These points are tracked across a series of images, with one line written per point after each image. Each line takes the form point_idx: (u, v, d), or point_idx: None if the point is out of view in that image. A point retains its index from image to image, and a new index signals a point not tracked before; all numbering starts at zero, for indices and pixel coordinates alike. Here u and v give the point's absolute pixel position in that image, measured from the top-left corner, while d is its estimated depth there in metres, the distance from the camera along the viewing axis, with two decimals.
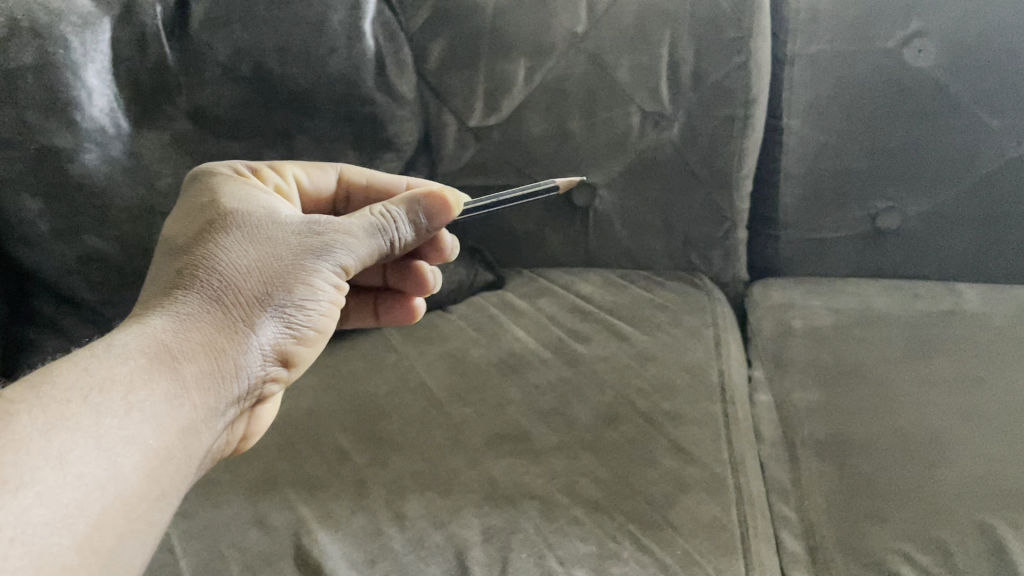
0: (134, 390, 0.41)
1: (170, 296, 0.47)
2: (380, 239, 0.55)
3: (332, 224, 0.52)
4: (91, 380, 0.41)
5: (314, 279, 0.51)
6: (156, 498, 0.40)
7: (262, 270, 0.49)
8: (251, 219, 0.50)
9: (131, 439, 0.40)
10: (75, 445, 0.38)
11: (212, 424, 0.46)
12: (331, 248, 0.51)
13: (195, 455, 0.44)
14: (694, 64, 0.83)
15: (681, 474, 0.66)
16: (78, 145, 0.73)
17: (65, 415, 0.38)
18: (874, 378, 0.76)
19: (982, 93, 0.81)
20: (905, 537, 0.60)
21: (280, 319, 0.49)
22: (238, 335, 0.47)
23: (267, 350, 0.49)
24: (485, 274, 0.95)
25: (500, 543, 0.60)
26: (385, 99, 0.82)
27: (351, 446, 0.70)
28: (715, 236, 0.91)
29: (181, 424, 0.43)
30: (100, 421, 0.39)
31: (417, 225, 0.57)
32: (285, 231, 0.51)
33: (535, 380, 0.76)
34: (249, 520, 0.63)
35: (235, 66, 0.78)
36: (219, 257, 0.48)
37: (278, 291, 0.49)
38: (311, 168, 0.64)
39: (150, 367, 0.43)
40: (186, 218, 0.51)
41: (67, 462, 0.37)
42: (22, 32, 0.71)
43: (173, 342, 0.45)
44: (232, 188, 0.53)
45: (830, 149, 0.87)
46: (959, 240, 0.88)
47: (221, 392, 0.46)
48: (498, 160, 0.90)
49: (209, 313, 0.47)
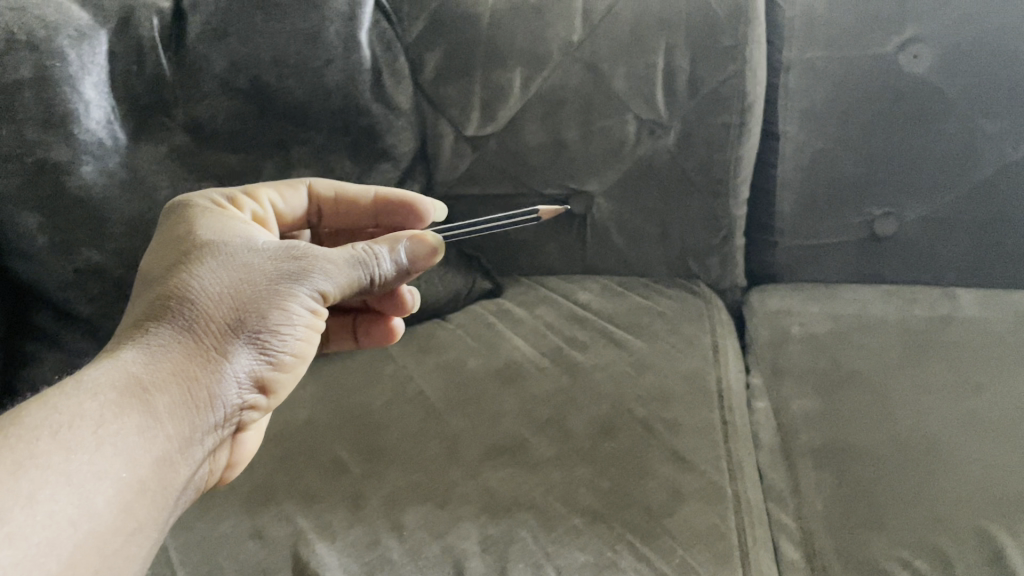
0: (105, 424, 0.42)
1: (144, 329, 0.47)
2: (361, 270, 0.54)
3: (309, 253, 0.52)
4: (61, 417, 0.41)
5: (292, 307, 0.50)
6: (130, 533, 0.41)
7: (235, 298, 0.49)
8: (225, 251, 0.51)
9: (103, 474, 0.40)
10: (44, 482, 0.38)
11: (188, 455, 0.46)
12: (308, 276, 0.51)
13: (170, 487, 0.44)
14: (689, 71, 0.83)
15: (679, 482, 0.66)
16: (76, 158, 0.73)
17: (34, 453, 0.39)
18: (872, 384, 0.76)
19: (978, 99, 0.81)
20: (904, 544, 0.60)
21: (257, 348, 0.49)
22: (212, 364, 0.47)
23: (244, 379, 0.49)
24: (484, 282, 0.94)
25: (499, 553, 0.60)
26: (382, 110, 0.83)
27: (349, 457, 0.70)
28: (712, 243, 0.91)
29: (153, 457, 0.43)
30: (71, 457, 0.40)
31: (399, 264, 0.56)
32: (260, 259, 0.51)
33: (533, 389, 0.77)
34: (247, 532, 0.63)
35: (233, 79, 0.78)
36: (192, 289, 0.48)
37: (254, 320, 0.49)
38: (283, 191, 0.65)
39: (120, 400, 0.43)
40: (162, 252, 0.52)
41: (36, 500, 0.37)
42: (19, 46, 0.71)
43: (145, 374, 0.45)
44: (208, 222, 0.53)
45: (827, 155, 0.87)
46: (957, 245, 0.88)
47: (195, 423, 0.46)
48: (494, 170, 0.90)
49: (181, 344, 0.47)
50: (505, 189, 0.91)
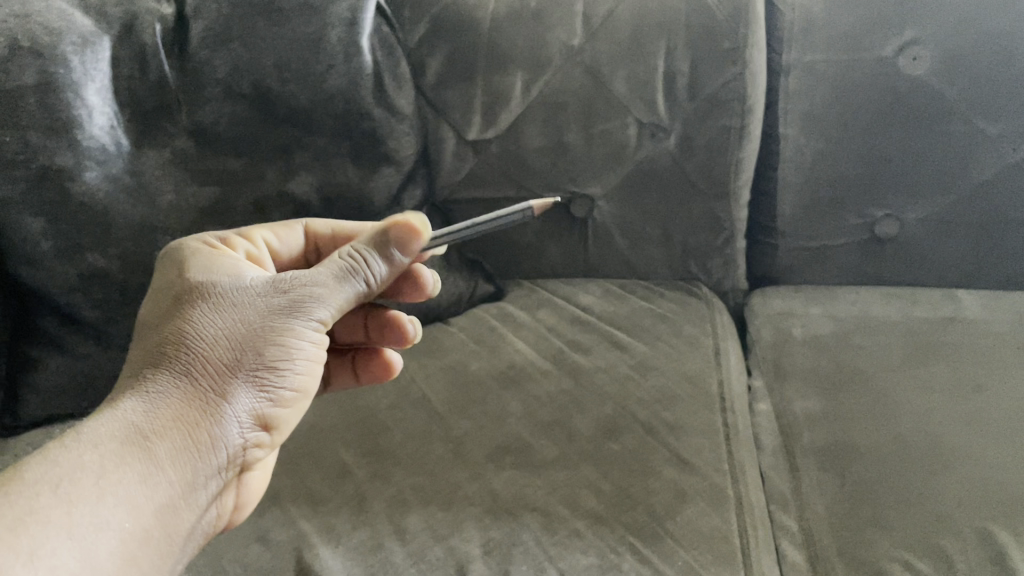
0: (104, 476, 0.42)
1: (143, 378, 0.47)
2: (353, 283, 0.53)
3: (298, 279, 0.52)
4: (60, 470, 0.41)
5: (287, 339, 0.50)
6: None
7: (230, 336, 0.48)
8: (218, 288, 0.50)
9: (104, 524, 0.41)
10: (44, 537, 0.38)
11: (191, 500, 0.46)
12: (300, 303, 0.50)
13: (177, 532, 0.45)
14: (690, 75, 0.84)
15: (682, 484, 0.66)
16: (79, 163, 0.73)
17: (34, 509, 0.39)
18: (874, 386, 0.76)
19: (977, 100, 0.81)
20: (906, 545, 0.60)
21: (256, 385, 0.49)
22: (212, 405, 0.47)
23: (246, 418, 0.49)
24: (485, 283, 0.95)
25: (501, 555, 0.60)
26: (384, 114, 0.83)
27: (352, 461, 0.70)
28: (713, 245, 0.91)
29: (156, 504, 0.44)
30: (72, 509, 0.40)
31: (390, 260, 0.55)
32: (251, 293, 0.50)
33: (535, 392, 0.77)
34: (251, 536, 0.63)
35: (235, 84, 0.78)
36: (187, 331, 0.48)
37: (250, 356, 0.49)
38: (278, 230, 0.65)
39: (119, 451, 0.43)
40: (158, 297, 0.52)
41: (37, 555, 0.38)
42: (23, 53, 0.71)
43: (143, 424, 0.45)
44: (201, 261, 0.54)
45: (827, 157, 0.87)
46: (958, 246, 0.88)
47: (197, 468, 0.46)
48: (496, 173, 0.90)
49: (180, 388, 0.47)
50: (506, 192, 0.92)
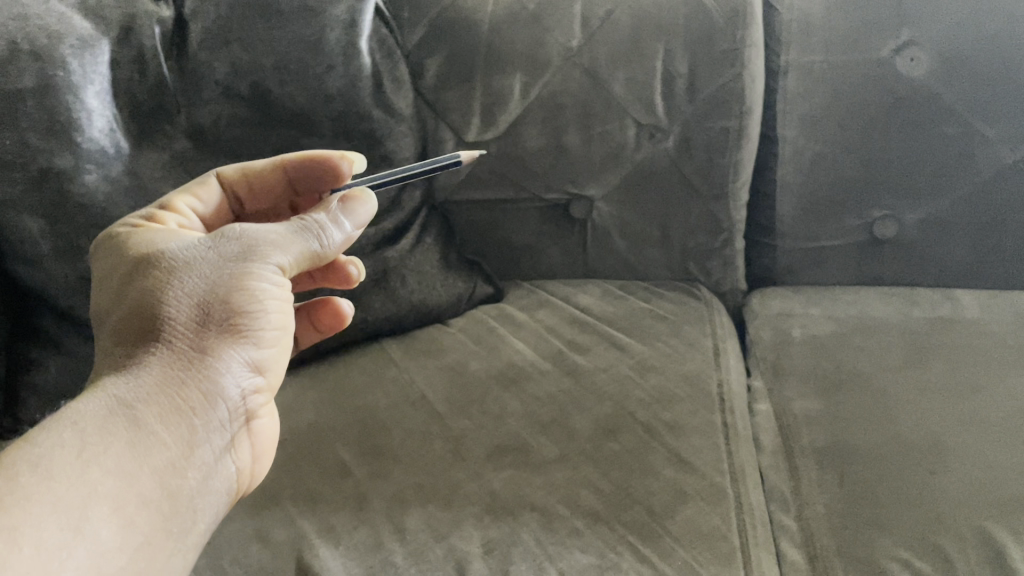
0: (85, 449, 0.41)
1: (119, 353, 0.46)
2: (306, 236, 0.52)
3: (246, 229, 0.50)
4: (37, 451, 0.40)
5: (253, 284, 0.48)
6: (137, 547, 0.40)
7: (194, 294, 0.47)
8: (165, 253, 0.49)
9: (90, 494, 0.39)
10: (26, 512, 0.37)
11: (189, 459, 0.44)
12: (251, 251, 0.49)
13: (180, 492, 0.43)
14: (688, 76, 0.84)
15: (681, 483, 0.66)
16: (78, 165, 0.74)
17: (14, 489, 0.37)
18: (873, 386, 0.76)
19: (975, 101, 0.81)
20: (905, 544, 0.60)
21: (233, 333, 0.47)
22: (192, 363, 0.46)
23: (233, 367, 0.47)
24: (484, 286, 0.94)
25: (501, 555, 0.60)
26: (381, 115, 0.83)
27: (352, 461, 0.70)
28: (712, 246, 0.91)
29: (149, 467, 0.42)
30: (53, 484, 0.38)
31: (348, 233, 0.55)
32: (203, 250, 0.49)
33: (535, 391, 0.77)
34: (250, 535, 0.63)
35: (234, 86, 0.79)
36: (148, 295, 0.47)
37: (217, 307, 0.47)
38: (197, 191, 0.62)
39: (99, 423, 0.42)
40: (108, 279, 0.50)
41: (19, 535, 0.36)
42: (22, 55, 0.72)
43: (126, 395, 0.44)
44: (145, 237, 0.52)
45: (826, 158, 0.87)
46: (957, 247, 0.88)
47: (188, 426, 0.45)
48: (496, 175, 0.91)
49: (156, 353, 0.45)
50: (507, 194, 0.92)
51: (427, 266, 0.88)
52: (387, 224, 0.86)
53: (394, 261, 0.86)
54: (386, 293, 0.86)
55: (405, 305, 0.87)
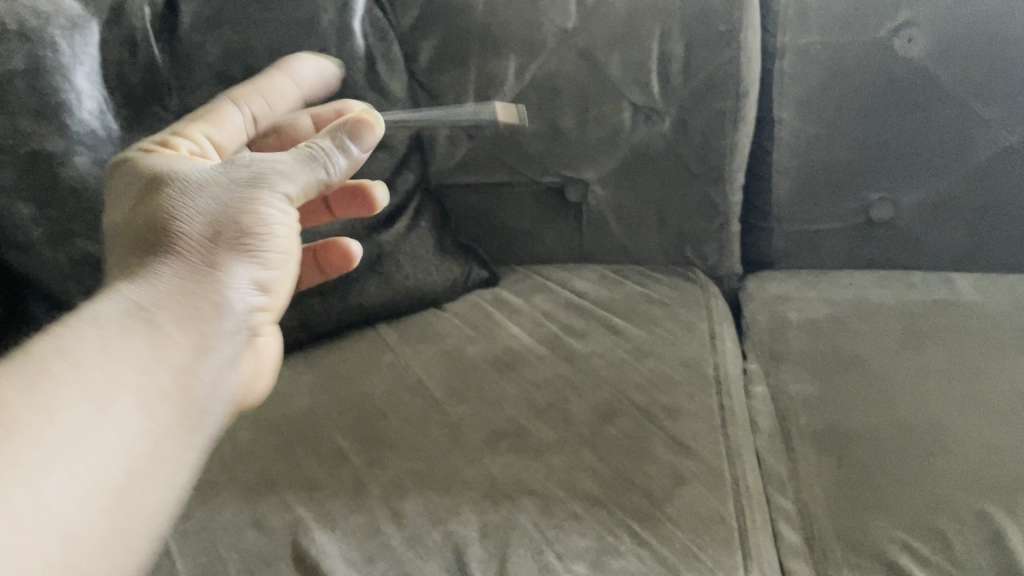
0: (110, 343, 0.40)
1: (135, 259, 0.46)
2: (312, 164, 0.52)
3: (251, 156, 0.50)
4: (61, 342, 0.39)
5: (259, 209, 0.49)
6: (159, 439, 0.40)
7: (205, 213, 0.47)
8: (176, 173, 0.49)
9: (114, 385, 0.39)
10: (50, 398, 0.37)
11: (206, 359, 0.44)
12: (257, 178, 0.50)
13: (197, 393, 0.43)
14: (684, 58, 0.83)
15: (679, 467, 0.66)
16: (69, 148, 0.73)
17: (38, 374, 0.37)
18: (870, 369, 0.76)
19: (972, 83, 0.81)
20: (904, 527, 0.60)
21: (239, 254, 0.48)
22: (204, 276, 0.46)
23: (239, 284, 0.48)
24: (480, 270, 0.93)
25: (498, 539, 0.60)
26: (375, 97, 0.82)
27: (349, 446, 0.69)
28: (709, 229, 0.91)
29: (168, 365, 0.42)
30: (76, 371, 0.38)
31: (352, 155, 0.54)
32: (212, 175, 0.49)
33: (531, 376, 0.77)
34: (247, 521, 0.63)
35: (227, 68, 0.77)
36: (160, 210, 0.47)
37: (227, 228, 0.48)
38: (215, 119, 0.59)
39: (122, 319, 0.42)
40: (120, 190, 0.50)
41: (45, 418, 0.36)
42: (11, 37, 0.71)
43: (148, 294, 0.44)
44: (153, 155, 0.52)
45: (823, 141, 0.87)
46: (954, 230, 0.88)
47: (203, 331, 0.45)
48: (491, 158, 0.90)
49: (171, 262, 0.45)
50: (502, 178, 0.91)
51: (422, 251, 0.87)
52: (383, 207, 0.85)
53: (388, 245, 0.85)
54: (381, 278, 0.85)
55: (401, 290, 0.86)
